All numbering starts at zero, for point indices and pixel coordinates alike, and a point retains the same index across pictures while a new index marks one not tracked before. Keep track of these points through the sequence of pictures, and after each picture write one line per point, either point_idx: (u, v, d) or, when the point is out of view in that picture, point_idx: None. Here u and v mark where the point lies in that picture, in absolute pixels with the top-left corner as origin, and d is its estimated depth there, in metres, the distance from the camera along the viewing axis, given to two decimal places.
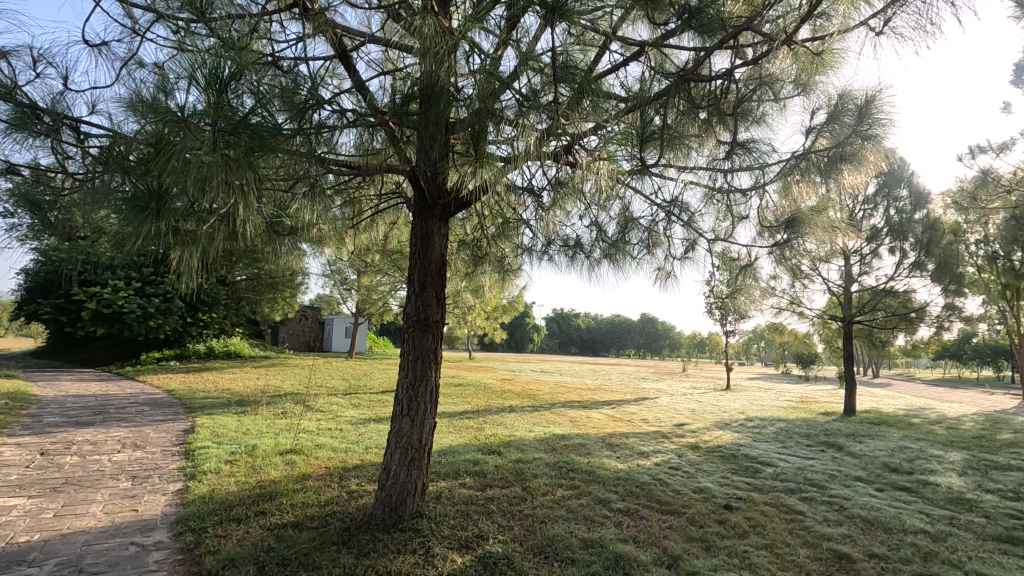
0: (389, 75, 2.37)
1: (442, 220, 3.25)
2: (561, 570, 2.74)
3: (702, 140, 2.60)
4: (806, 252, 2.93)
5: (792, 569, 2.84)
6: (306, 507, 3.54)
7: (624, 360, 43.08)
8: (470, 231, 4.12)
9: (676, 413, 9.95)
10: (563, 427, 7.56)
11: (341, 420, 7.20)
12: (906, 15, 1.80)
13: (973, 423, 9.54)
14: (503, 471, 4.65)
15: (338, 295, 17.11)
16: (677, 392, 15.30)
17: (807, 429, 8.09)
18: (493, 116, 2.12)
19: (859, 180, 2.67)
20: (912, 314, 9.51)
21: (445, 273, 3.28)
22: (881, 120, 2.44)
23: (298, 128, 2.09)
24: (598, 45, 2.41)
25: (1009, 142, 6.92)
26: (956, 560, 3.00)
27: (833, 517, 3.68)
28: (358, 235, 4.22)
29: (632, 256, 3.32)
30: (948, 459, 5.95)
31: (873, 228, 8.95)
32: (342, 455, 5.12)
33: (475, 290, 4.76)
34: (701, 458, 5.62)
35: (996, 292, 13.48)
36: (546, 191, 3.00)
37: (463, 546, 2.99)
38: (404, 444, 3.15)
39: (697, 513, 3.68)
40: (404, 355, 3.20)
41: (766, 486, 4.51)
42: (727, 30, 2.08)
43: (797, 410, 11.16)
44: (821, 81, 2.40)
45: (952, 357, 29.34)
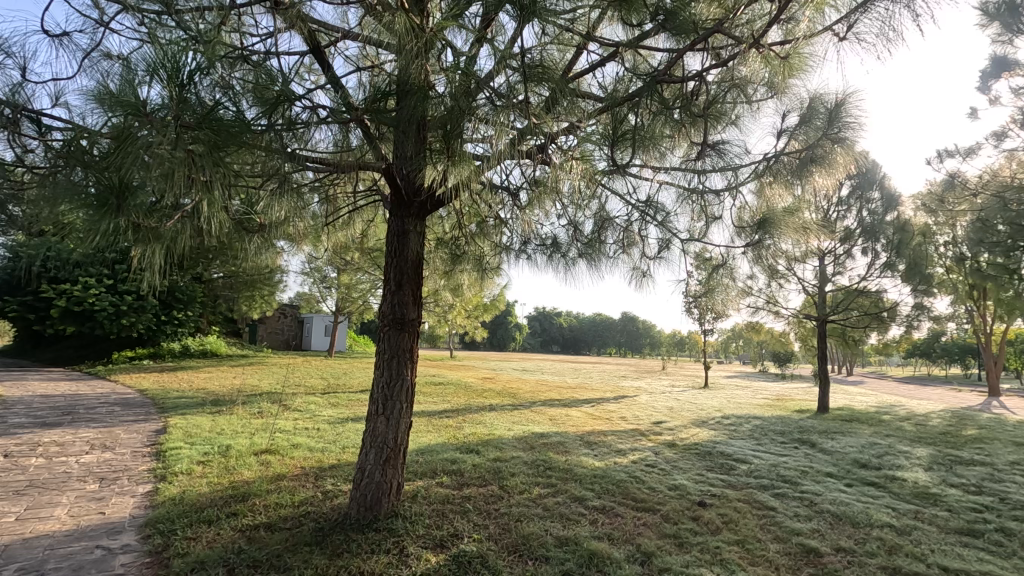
0: (366, 71, 2.34)
1: (419, 218, 3.22)
2: (535, 569, 2.74)
3: (676, 142, 2.63)
4: (780, 252, 2.95)
5: (762, 564, 2.90)
6: (280, 507, 3.51)
7: (605, 359, 43.33)
8: (448, 230, 4.11)
9: (655, 411, 10.03)
10: (542, 425, 7.58)
11: (319, 419, 7.10)
12: (869, 21, 1.84)
13: (940, 419, 9.79)
14: (480, 470, 4.63)
15: (317, 294, 16.93)
16: (656, 390, 15.49)
17: (781, 426, 8.22)
18: (467, 114, 2.09)
19: (829, 182, 2.74)
20: (883, 314, 9.73)
21: (422, 271, 3.26)
22: (850, 123, 2.52)
23: (269, 124, 2.05)
24: (575, 44, 2.39)
25: (976, 146, 7.11)
26: (919, 553, 3.07)
27: (804, 513, 3.76)
28: (335, 232, 4.18)
29: (608, 255, 3.34)
30: (915, 454, 6.11)
31: (847, 229, 9.16)
32: (318, 455, 5.06)
33: (454, 289, 4.75)
34: (677, 455, 5.69)
35: (963, 293, 13.90)
36: (524, 190, 3.02)
37: (437, 546, 2.98)
38: (378, 444, 3.12)
39: (671, 510, 3.72)
40: (380, 354, 3.17)
41: (739, 483, 4.58)
42: (699, 33, 2.11)
43: (773, 407, 11.37)
44: (794, 84, 2.44)
45: (923, 356, 30.04)
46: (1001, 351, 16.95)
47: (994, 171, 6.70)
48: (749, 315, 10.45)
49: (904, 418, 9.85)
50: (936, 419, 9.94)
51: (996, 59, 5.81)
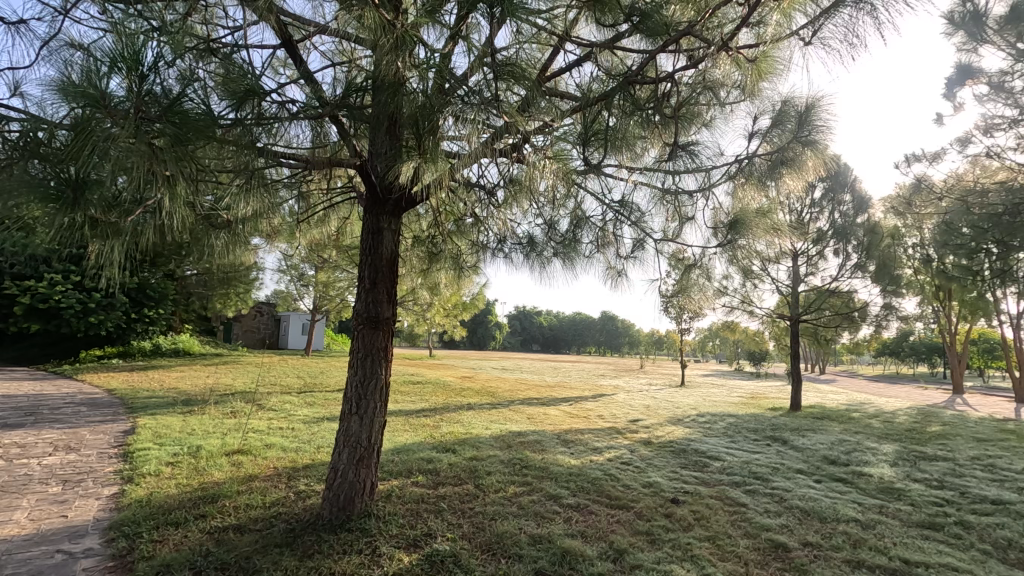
0: (341, 67, 2.32)
1: (393, 216, 3.19)
2: (507, 568, 2.73)
3: (649, 142, 2.66)
4: (754, 252, 3.00)
5: (731, 559, 2.94)
6: (250, 508, 3.44)
7: (585, 357, 43.60)
8: (425, 228, 4.07)
9: (631, 409, 10.14)
10: (520, 424, 7.60)
11: (294, 419, 6.99)
12: (833, 28, 1.88)
13: (906, 417, 10.07)
14: (456, 469, 4.62)
15: (294, 292, 16.70)
16: (634, 388, 15.66)
17: (754, 424, 8.37)
18: (439, 111, 2.08)
19: (799, 184, 2.79)
20: (854, 314, 9.98)
21: (397, 269, 3.24)
22: (819, 126, 2.57)
23: (238, 118, 2.02)
24: (552, 43, 2.39)
25: (942, 151, 7.32)
26: (882, 546, 3.16)
27: (773, 509, 3.83)
28: (310, 229, 4.12)
29: (583, 254, 3.35)
30: (882, 450, 6.28)
31: (819, 231, 9.38)
32: (292, 455, 4.99)
33: (432, 287, 4.73)
34: (652, 453, 5.76)
35: (930, 293, 14.33)
36: (499, 189, 3.02)
37: (411, 545, 2.97)
38: (352, 443, 3.09)
39: (645, 507, 3.76)
40: (354, 353, 3.14)
41: (712, 480, 4.65)
42: (671, 34, 2.10)
43: (747, 405, 11.58)
44: (765, 88, 2.49)
45: (891, 353, 30.96)
46: (965, 351, 17.52)
47: (958, 175, 6.89)
48: (724, 314, 10.63)
49: (873, 415, 10.11)
50: (902, 416, 10.20)
51: (961, 66, 5.98)
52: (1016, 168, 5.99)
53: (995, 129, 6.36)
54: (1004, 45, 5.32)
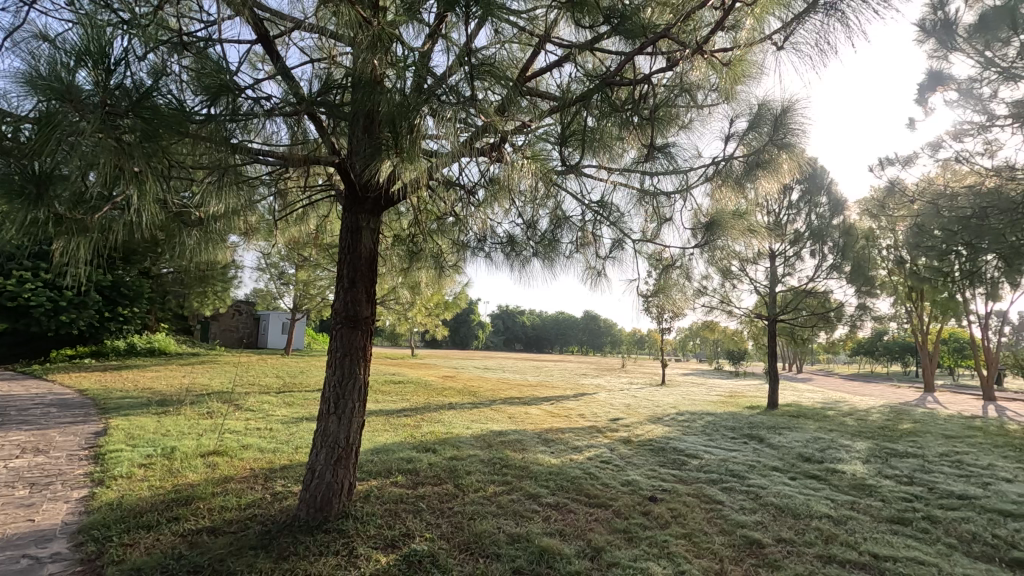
0: (318, 64, 2.28)
1: (372, 214, 3.16)
2: (485, 567, 2.73)
3: (627, 143, 2.67)
4: (732, 253, 3.05)
5: (706, 556, 2.98)
6: (225, 511, 3.39)
7: (567, 356, 43.82)
8: (406, 226, 4.04)
9: (612, 408, 10.22)
10: (502, 423, 7.60)
11: (273, 419, 6.91)
12: (805, 32, 1.91)
13: (879, 414, 10.31)
14: (435, 469, 4.60)
15: (273, 290, 16.47)
16: (615, 387, 15.77)
17: (732, 422, 8.49)
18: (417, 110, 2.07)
19: (774, 186, 2.84)
20: (829, 314, 10.19)
21: (376, 268, 3.22)
22: (794, 129, 2.61)
23: (212, 114, 1.99)
24: (532, 43, 2.38)
25: (914, 155, 7.49)
26: (853, 541, 3.23)
27: (749, 506, 3.89)
28: (288, 227, 4.07)
29: (563, 254, 3.37)
30: (855, 448, 6.42)
31: (796, 232, 9.56)
32: (269, 456, 4.93)
33: (413, 286, 4.70)
34: (632, 452, 5.81)
35: (903, 293, 14.68)
36: (480, 189, 3.02)
37: (388, 546, 2.95)
38: (329, 444, 3.06)
39: (623, 505, 3.79)
40: (333, 353, 3.11)
41: (689, 478, 4.71)
42: (649, 36, 2.11)
43: (726, 404, 11.73)
44: (742, 91, 2.53)
45: (866, 352, 31.67)
46: (936, 350, 17.98)
47: (929, 179, 7.05)
48: (703, 314, 10.76)
49: (847, 414, 10.32)
50: (875, 413, 10.45)
51: (932, 72, 6.12)
52: (984, 173, 6.15)
53: (965, 134, 6.51)
54: (973, 53, 5.45)
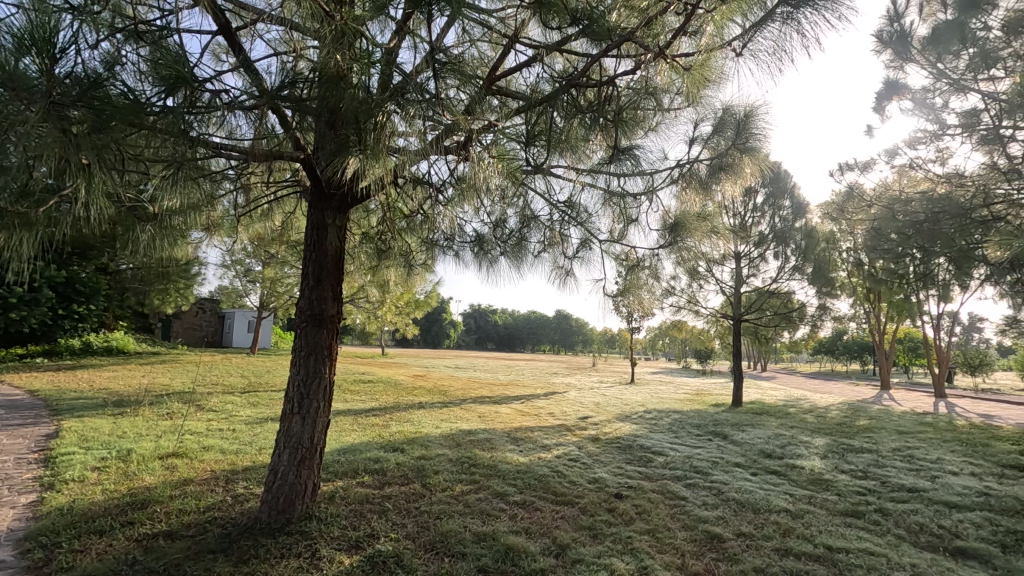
0: (283, 57, 2.23)
1: (339, 211, 3.12)
2: (450, 566, 2.73)
3: (594, 144, 2.70)
4: (696, 254, 3.11)
5: (669, 551, 3.04)
6: (183, 514, 3.29)
7: (538, 355, 44.03)
8: (374, 224, 3.98)
9: (582, 406, 10.31)
10: (471, 422, 7.59)
11: (236, 420, 6.74)
12: (764, 40, 1.99)
13: (838, 411, 10.67)
14: (403, 469, 4.56)
15: (239, 287, 16.08)
16: (586, 386, 15.89)
17: (698, 419, 8.66)
18: (381, 108, 2.03)
19: (737, 189, 2.91)
20: (792, 313, 10.48)
21: (342, 265, 3.17)
22: (756, 134, 2.68)
23: (169, 106, 1.92)
24: (501, 43, 2.37)
25: (872, 161, 7.76)
26: (809, 534, 3.34)
27: (711, 501, 3.97)
28: (253, 223, 3.96)
29: (531, 253, 3.37)
30: (814, 444, 6.63)
31: (761, 234, 9.82)
32: (231, 457, 4.81)
33: (382, 284, 4.65)
34: (599, 449, 5.87)
35: (862, 293, 15.21)
36: (448, 187, 3.00)
37: (352, 547, 2.92)
38: (293, 444, 3.01)
39: (589, 503, 3.83)
40: (297, 351, 3.06)
41: (654, 474, 4.79)
42: (614, 40, 2.13)
43: (692, 402, 11.96)
44: (707, 95, 2.58)
45: (827, 352, 32.71)
46: (892, 349, 18.70)
47: (886, 184, 7.31)
48: (671, 314, 10.95)
49: (807, 411, 10.65)
50: (834, 411, 10.81)
51: (889, 81, 6.34)
52: (936, 179, 6.41)
53: (920, 142, 6.77)
54: (924, 65, 5.62)
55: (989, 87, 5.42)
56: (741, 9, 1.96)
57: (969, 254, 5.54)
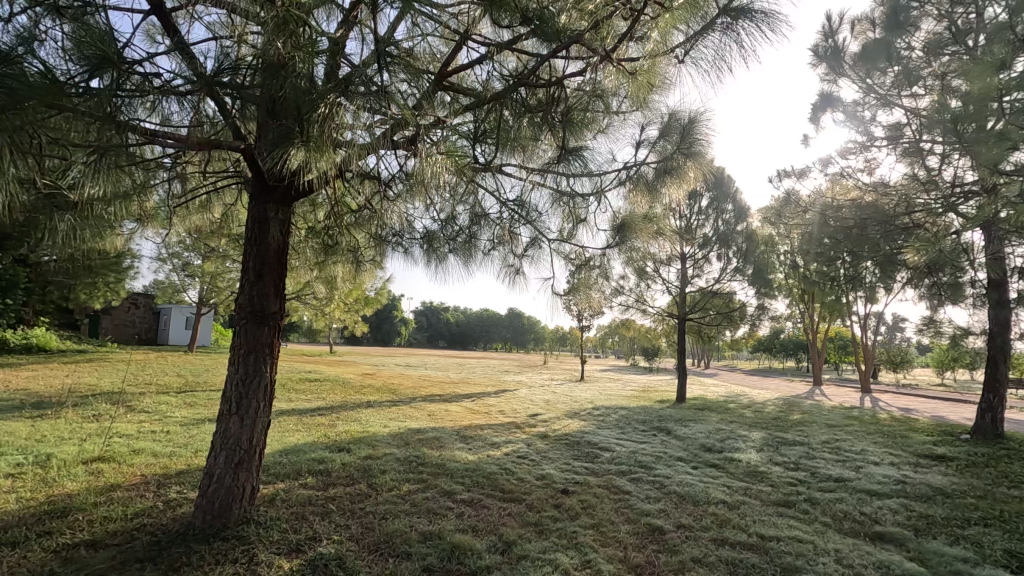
0: (224, 41, 2.13)
1: (281, 204, 3.01)
2: (395, 567, 2.70)
3: (544, 143, 2.72)
4: (641, 253, 3.19)
5: (612, 544, 3.12)
6: (108, 521, 3.11)
7: (490, 354, 44.08)
8: (321, 219, 3.87)
9: (532, 404, 10.40)
10: (420, 421, 7.51)
11: (170, 422, 6.42)
12: (705, 48, 2.07)
13: (774, 406, 11.22)
14: (348, 469, 4.46)
15: (177, 282, 15.30)
16: (536, 384, 16.03)
17: (643, 415, 8.89)
18: (326, 98, 1.96)
19: (682, 192, 2.99)
20: (733, 313, 10.93)
21: (285, 260, 3.06)
22: (700, 139, 2.77)
23: (93, 88, 1.80)
24: (453, 39, 2.35)
25: (807, 170, 8.18)
26: (743, 524, 3.49)
27: (653, 495, 4.09)
28: (190, 214, 3.77)
29: (481, 250, 3.36)
30: (751, 437, 6.94)
31: (705, 237, 10.21)
32: (165, 460, 4.57)
33: (329, 281, 4.53)
34: (547, 446, 5.94)
35: (796, 294, 16.04)
36: (397, 183, 2.95)
37: (293, 550, 2.83)
38: (230, 446, 2.89)
39: (535, 499, 3.87)
40: (235, 349, 2.94)
41: (601, 470, 4.89)
42: (564, 41, 2.13)
43: (638, 398, 12.30)
44: (655, 100, 2.65)
45: (765, 350, 34.33)
46: (824, 348, 19.79)
47: (819, 191, 7.74)
48: (620, 313, 11.21)
49: (745, 406, 11.14)
50: (771, 406, 11.34)
51: (823, 94, 6.71)
52: (864, 188, 6.83)
53: (850, 152, 7.19)
54: (855, 79, 5.94)
55: (911, 104, 5.83)
56: (684, 17, 2.02)
57: (892, 258, 5.93)
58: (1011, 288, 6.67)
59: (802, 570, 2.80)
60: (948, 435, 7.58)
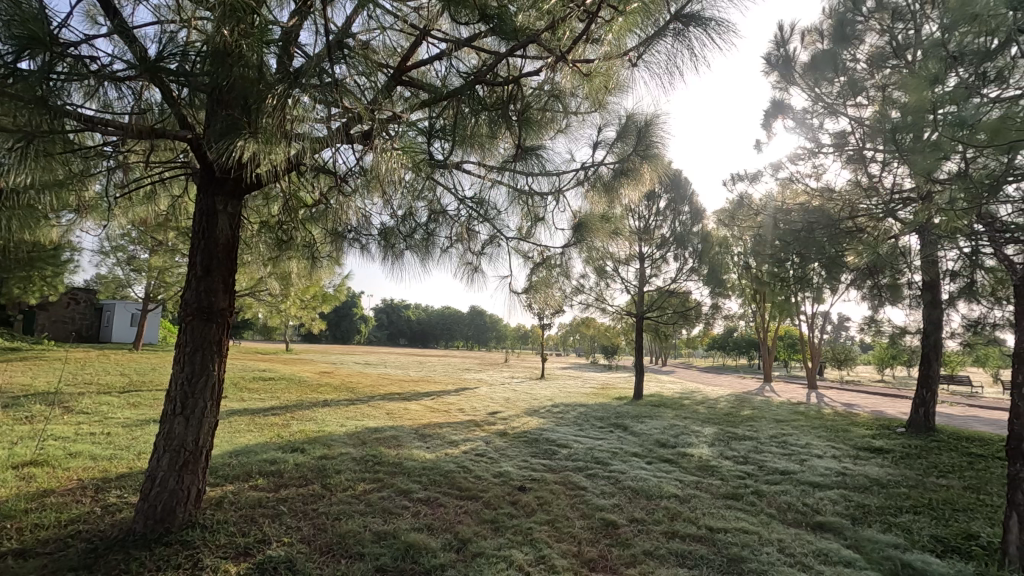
0: (170, 25, 2.03)
1: (230, 198, 2.90)
2: (347, 567, 2.66)
3: (503, 141, 2.72)
4: (597, 253, 3.23)
5: (566, 539, 3.16)
6: (39, 529, 2.94)
7: (451, 352, 43.87)
8: (275, 213, 3.77)
9: (491, 402, 10.40)
10: (378, 420, 7.41)
11: (112, 423, 6.12)
12: (659, 54, 2.12)
13: (726, 402, 11.59)
14: (302, 470, 4.36)
15: (121, 276, 14.60)
16: (497, 382, 16.09)
17: (601, 412, 9.04)
18: (277, 88, 1.90)
19: (637, 194, 3.03)
20: (688, 311, 11.24)
21: (234, 256, 2.97)
22: (656, 142, 2.83)
23: (22, 68, 1.68)
24: (412, 34, 2.33)
25: (759, 174, 8.47)
26: (694, 517, 3.59)
27: (609, 490, 4.17)
28: (133, 206, 3.60)
29: (439, 247, 3.34)
30: (703, 433, 7.16)
31: (662, 237, 10.46)
32: (104, 464, 4.36)
33: (282, 277, 4.41)
34: (506, 443, 5.97)
35: (749, 294, 16.62)
36: (353, 178, 2.90)
37: (241, 554, 2.76)
38: (174, 447, 2.77)
39: (492, 496, 3.88)
40: (180, 347, 2.82)
41: (558, 466, 4.94)
42: (522, 40, 2.13)
43: (597, 396, 12.49)
44: (613, 102, 2.70)
45: (720, 348, 35.41)
46: (773, 346, 20.57)
47: (769, 195, 8.05)
48: (580, 311, 11.35)
49: (699, 402, 11.47)
50: (723, 403, 11.70)
51: (775, 101, 6.96)
52: (811, 193, 7.12)
53: (799, 158, 7.49)
54: (805, 88, 6.16)
55: (855, 114, 6.11)
56: (638, 23, 2.06)
57: (836, 260, 6.21)
58: (943, 290, 7.08)
59: (747, 560, 2.90)
60: (886, 429, 8.00)
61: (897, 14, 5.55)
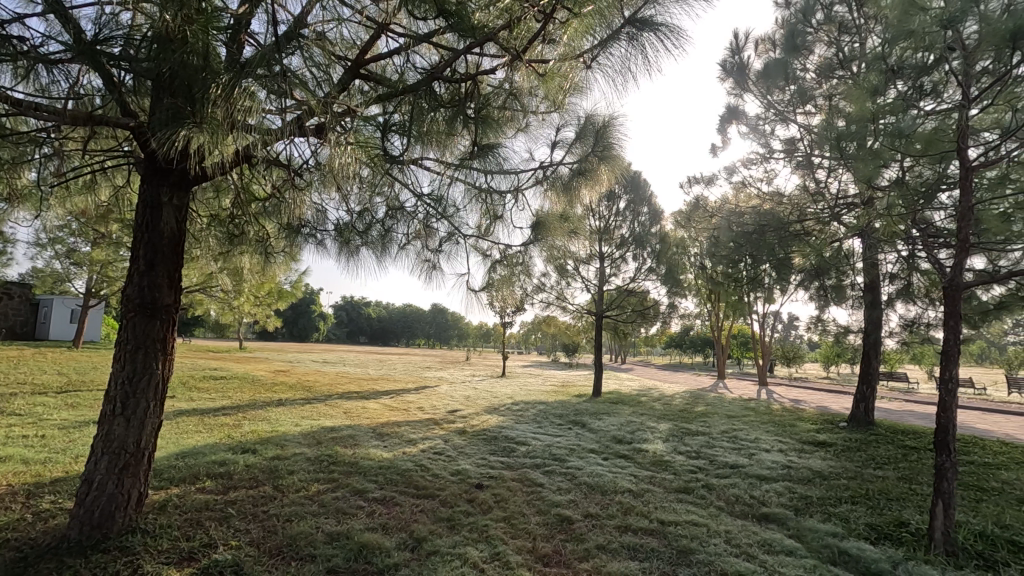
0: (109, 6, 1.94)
1: (175, 189, 2.79)
2: (297, 570, 2.60)
3: (461, 137, 2.71)
4: (555, 252, 3.25)
5: (521, 536, 3.18)
6: None
7: (412, 350, 43.41)
8: (226, 205, 3.65)
9: (451, 400, 10.37)
10: (335, 419, 7.27)
11: (47, 425, 5.78)
12: (614, 56, 2.16)
13: (681, 399, 11.87)
14: (253, 471, 4.24)
15: (59, 270, 13.81)
16: (458, 380, 16.01)
17: (561, 410, 9.14)
18: (224, 76, 1.84)
19: (596, 194, 3.07)
20: (646, 310, 11.46)
21: (180, 250, 2.85)
22: (612, 143, 2.87)
23: None
24: (370, 27, 2.28)
25: (713, 177, 8.72)
26: (646, 511, 3.68)
27: (565, 486, 4.22)
28: (71, 196, 3.41)
29: (396, 244, 3.30)
30: (658, 428, 7.33)
31: (621, 237, 10.64)
32: (37, 468, 4.12)
33: (233, 272, 4.26)
34: (465, 442, 5.95)
35: (704, 293, 17.11)
36: (308, 172, 2.84)
37: (185, 559, 2.66)
38: (114, 449, 2.65)
39: (449, 494, 3.87)
40: (121, 345, 2.69)
41: (516, 464, 4.96)
42: (480, 38, 2.11)
43: (557, 393, 12.60)
44: (572, 102, 2.72)
45: (677, 346, 36.27)
46: (727, 344, 21.24)
47: (724, 198, 8.30)
48: (541, 309, 11.43)
49: (656, 399, 11.72)
50: (678, 399, 12.00)
51: (730, 106, 7.18)
52: (763, 197, 7.39)
53: (752, 163, 7.75)
54: (758, 95, 6.39)
55: (803, 121, 6.37)
56: (594, 24, 2.08)
57: (784, 262, 6.46)
58: (883, 291, 7.45)
59: (696, 552, 2.98)
60: (829, 424, 8.38)
61: (844, 27, 5.81)
